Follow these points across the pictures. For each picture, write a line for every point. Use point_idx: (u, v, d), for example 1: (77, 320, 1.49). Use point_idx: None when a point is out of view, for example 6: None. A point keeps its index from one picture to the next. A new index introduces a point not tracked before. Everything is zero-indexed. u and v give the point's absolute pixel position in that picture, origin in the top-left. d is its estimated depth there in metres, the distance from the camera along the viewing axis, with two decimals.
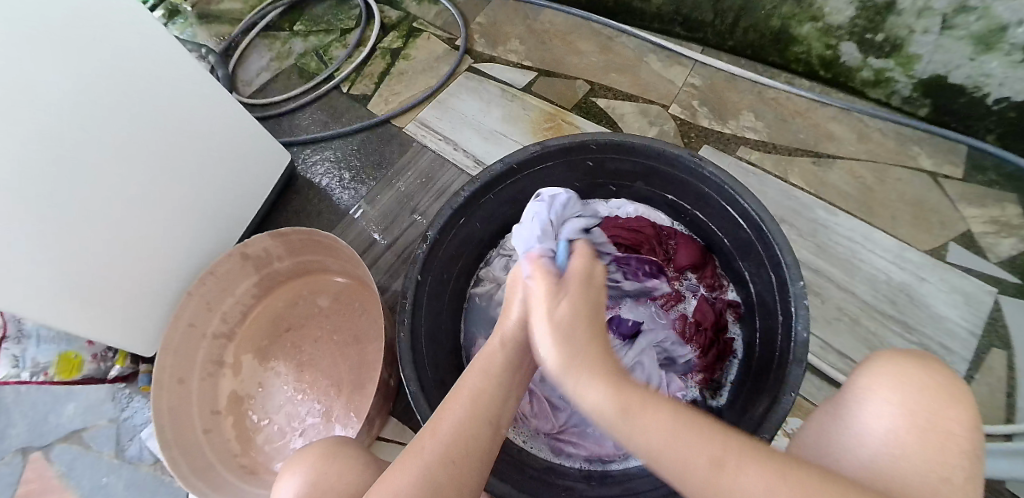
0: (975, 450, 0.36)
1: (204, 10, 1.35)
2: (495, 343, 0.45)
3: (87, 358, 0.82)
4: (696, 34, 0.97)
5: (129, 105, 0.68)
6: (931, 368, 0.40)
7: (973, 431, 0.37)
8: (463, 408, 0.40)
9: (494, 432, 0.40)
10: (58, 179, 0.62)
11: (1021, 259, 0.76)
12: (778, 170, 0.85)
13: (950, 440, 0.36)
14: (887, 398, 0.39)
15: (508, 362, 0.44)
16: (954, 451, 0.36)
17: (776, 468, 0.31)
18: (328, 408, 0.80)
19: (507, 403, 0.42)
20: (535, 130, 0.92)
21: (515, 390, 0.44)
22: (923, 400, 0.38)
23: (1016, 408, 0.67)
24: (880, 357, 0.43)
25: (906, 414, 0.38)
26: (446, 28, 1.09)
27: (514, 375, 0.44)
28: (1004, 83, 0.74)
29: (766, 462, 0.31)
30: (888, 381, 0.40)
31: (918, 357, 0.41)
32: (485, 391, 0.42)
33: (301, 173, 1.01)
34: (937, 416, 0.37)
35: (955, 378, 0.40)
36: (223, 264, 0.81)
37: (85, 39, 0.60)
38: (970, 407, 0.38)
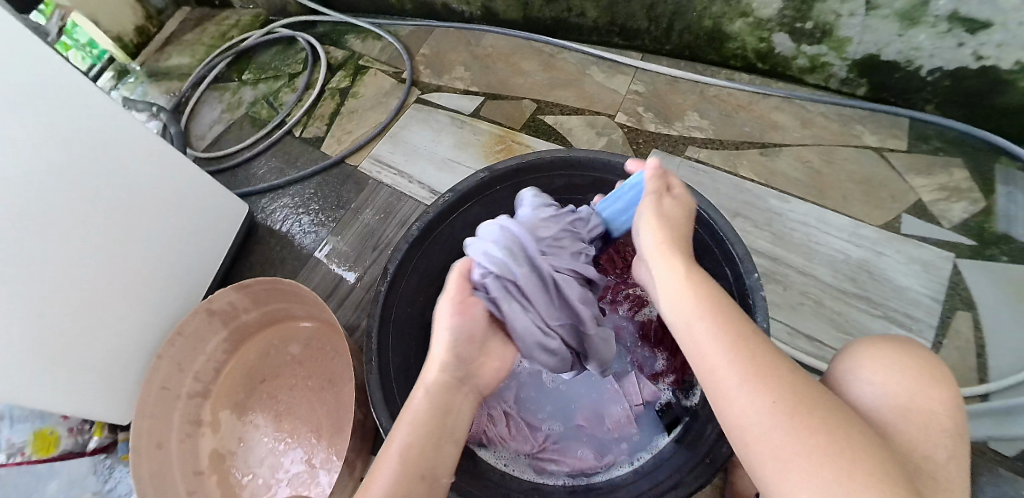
0: (958, 429, 0.38)
1: (152, 68, 1.35)
2: (418, 398, 0.49)
3: (63, 433, 0.79)
4: (634, 42, 0.99)
5: (75, 171, 0.68)
6: (913, 352, 0.41)
7: (953, 410, 0.39)
8: (392, 469, 0.45)
9: (432, 482, 0.46)
10: (27, 236, 0.63)
11: (974, 222, 0.77)
12: (727, 165, 0.87)
13: (934, 419, 0.38)
14: (871, 381, 0.40)
15: (434, 410, 0.48)
16: (937, 430, 0.37)
17: (776, 380, 0.37)
18: (312, 454, 0.79)
19: (442, 452, 0.47)
20: (487, 153, 0.93)
21: (446, 438, 0.48)
22: (906, 383, 0.39)
23: (989, 367, 0.69)
24: (861, 341, 0.44)
25: (890, 397, 0.39)
26: (391, 62, 1.11)
27: (442, 419, 0.48)
28: (934, 55, 0.77)
29: (770, 374, 0.37)
30: (869, 365, 0.41)
31: (897, 340, 0.43)
32: (412, 450, 0.46)
33: (261, 221, 1.01)
34: (919, 397, 0.39)
35: (934, 357, 0.41)
36: (191, 322, 0.80)
37: (21, 105, 0.60)
38: (949, 387, 0.39)
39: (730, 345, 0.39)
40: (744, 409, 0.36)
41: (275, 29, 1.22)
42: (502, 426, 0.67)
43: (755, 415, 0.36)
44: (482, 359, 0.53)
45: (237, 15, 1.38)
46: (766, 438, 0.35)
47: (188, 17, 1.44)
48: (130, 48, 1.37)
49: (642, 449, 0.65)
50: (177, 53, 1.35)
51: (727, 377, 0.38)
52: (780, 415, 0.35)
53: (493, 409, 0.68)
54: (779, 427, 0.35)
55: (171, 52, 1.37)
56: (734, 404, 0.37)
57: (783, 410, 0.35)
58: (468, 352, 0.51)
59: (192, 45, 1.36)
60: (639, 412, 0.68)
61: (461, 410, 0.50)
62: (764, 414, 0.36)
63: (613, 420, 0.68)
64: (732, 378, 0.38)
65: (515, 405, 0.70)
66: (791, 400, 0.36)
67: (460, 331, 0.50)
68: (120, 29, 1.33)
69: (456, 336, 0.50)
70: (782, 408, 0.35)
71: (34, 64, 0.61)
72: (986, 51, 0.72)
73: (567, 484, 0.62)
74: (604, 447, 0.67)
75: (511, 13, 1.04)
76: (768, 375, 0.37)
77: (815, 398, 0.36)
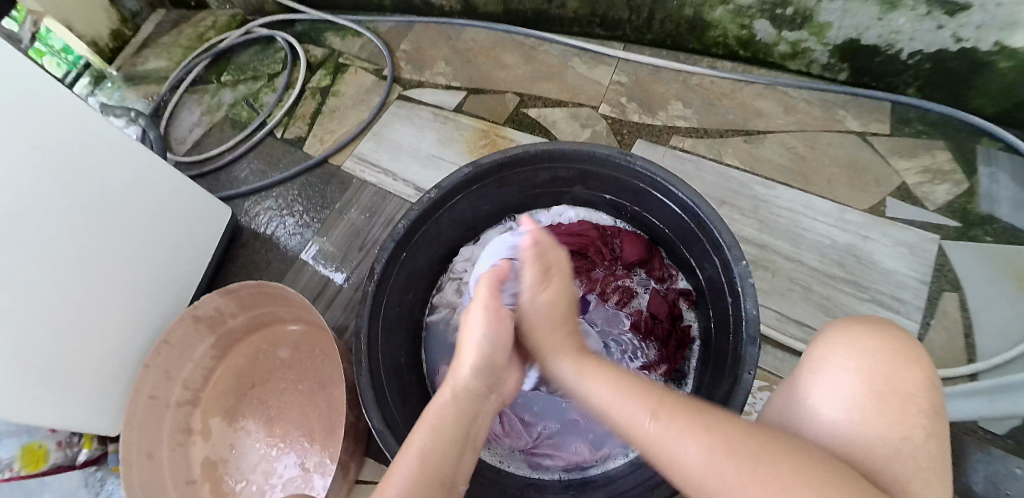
0: (935, 407, 0.37)
1: (130, 72, 1.32)
2: (446, 394, 0.48)
3: (52, 446, 0.77)
4: (615, 32, 0.99)
5: (56, 180, 0.66)
6: (886, 333, 0.40)
7: (929, 390, 0.38)
8: (410, 469, 0.41)
9: (450, 490, 0.42)
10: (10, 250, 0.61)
11: (958, 203, 0.78)
12: (712, 153, 0.87)
13: (910, 400, 0.37)
14: (845, 365, 0.39)
15: (459, 413, 0.46)
16: (914, 411, 0.36)
17: (701, 422, 0.37)
18: (305, 457, 0.78)
19: (462, 459, 0.44)
20: (471, 149, 0.92)
21: (468, 444, 0.46)
22: (881, 367, 0.38)
23: (976, 347, 0.69)
24: (832, 325, 0.43)
25: (865, 382, 0.37)
26: (372, 59, 1.09)
27: (467, 426, 0.46)
28: (914, 38, 0.77)
29: (694, 421, 0.37)
30: (844, 348, 0.40)
31: (868, 320, 0.42)
32: (436, 452, 0.43)
33: (245, 224, 0.99)
34: (894, 379, 0.37)
35: (909, 337, 0.40)
36: (177, 330, 0.78)
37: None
38: (925, 368, 0.38)
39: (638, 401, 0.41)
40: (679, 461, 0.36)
41: (251, 28, 1.19)
42: (495, 422, 0.67)
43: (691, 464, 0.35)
44: (507, 370, 0.53)
45: (214, 15, 1.35)
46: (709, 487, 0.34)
47: (164, 19, 1.42)
48: (106, 53, 1.35)
49: None
50: (154, 57, 1.33)
51: (648, 428, 0.38)
52: (714, 460, 0.34)
53: None
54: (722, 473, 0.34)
55: (148, 55, 1.34)
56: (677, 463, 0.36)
57: (715, 447, 0.35)
58: (497, 360, 0.51)
59: (169, 48, 1.33)
60: None
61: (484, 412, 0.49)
62: (704, 463, 0.35)
63: None
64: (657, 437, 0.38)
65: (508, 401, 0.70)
66: (719, 436, 0.35)
67: (494, 342, 0.50)
68: (95, 34, 1.32)
69: (492, 342, 0.50)
70: (713, 447, 0.35)
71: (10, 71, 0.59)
72: (966, 33, 0.73)
73: (563, 478, 0.63)
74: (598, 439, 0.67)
75: (491, 7, 1.03)
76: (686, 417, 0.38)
77: (736, 427, 0.36)
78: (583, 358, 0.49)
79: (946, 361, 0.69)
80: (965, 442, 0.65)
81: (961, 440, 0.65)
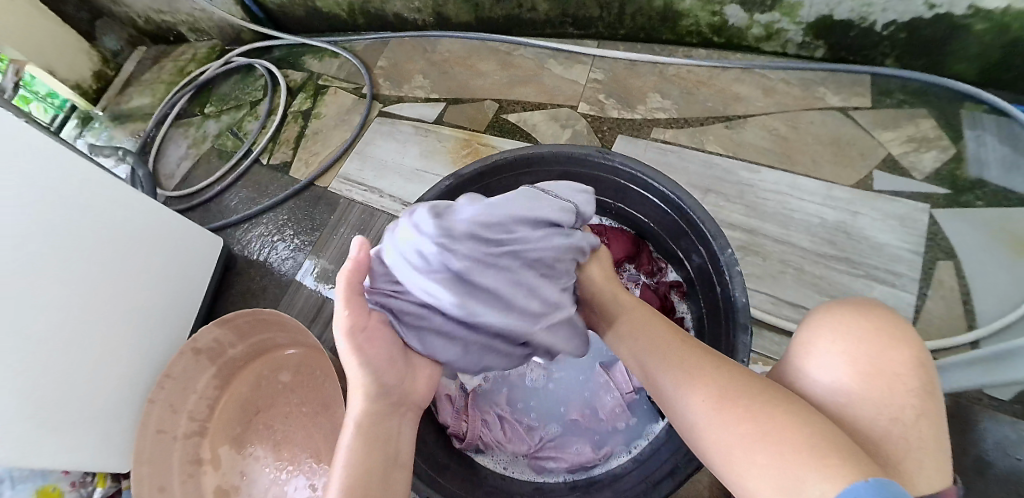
0: (925, 386, 0.38)
1: (115, 111, 1.33)
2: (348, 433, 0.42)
3: (67, 487, 0.77)
4: (588, 31, 0.99)
5: (49, 223, 0.67)
6: (870, 314, 0.41)
7: (918, 367, 0.38)
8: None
9: None
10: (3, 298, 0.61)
11: (945, 170, 0.78)
12: (694, 142, 0.87)
13: (897, 380, 0.38)
14: (831, 349, 0.40)
15: (371, 441, 0.42)
16: (902, 391, 0.37)
17: (712, 378, 0.41)
18: (315, 479, 0.79)
19: (394, 481, 0.42)
20: (455, 159, 0.93)
21: (395, 462, 0.43)
22: (866, 348, 0.39)
23: (975, 313, 0.69)
24: (818, 310, 0.43)
25: (851, 365, 0.39)
26: (350, 78, 1.10)
27: (387, 447, 0.43)
28: (887, 8, 0.77)
29: (707, 377, 0.42)
30: (829, 332, 0.40)
31: (855, 303, 0.42)
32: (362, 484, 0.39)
33: (238, 253, 1.00)
34: (880, 360, 0.38)
35: (896, 317, 0.41)
36: (178, 363, 0.78)
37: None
38: (912, 346, 0.39)
39: (666, 361, 0.45)
40: (684, 413, 0.41)
41: (231, 58, 1.20)
42: (497, 429, 0.67)
43: (692, 414, 0.41)
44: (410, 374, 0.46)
45: (193, 48, 1.36)
46: (706, 433, 0.39)
47: (144, 57, 1.44)
48: (91, 94, 1.37)
49: (636, 437, 0.66)
50: (137, 94, 1.34)
51: (665, 386, 0.44)
52: (713, 409, 0.39)
53: (488, 415, 0.68)
54: (717, 418, 0.39)
55: (131, 93, 1.36)
56: (685, 414, 0.42)
57: (717, 400, 0.39)
58: (392, 377, 0.45)
59: (151, 84, 1.34)
60: (632, 399, 0.67)
61: (394, 430, 0.45)
62: (705, 415, 0.40)
63: (606, 410, 0.68)
64: (671, 390, 0.43)
65: (508, 408, 0.70)
66: (723, 390, 0.40)
67: (377, 365, 0.44)
68: (78, 77, 1.33)
69: (375, 368, 0.44)
70: (715, 400, 0.40)
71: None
72: None
73: (567, 480, 0.63)
74: (600, 439, 0.67)
75: (463, 16, 1.04)
76: (699, 374, 0.42)
77: (747, 384, 0.40)
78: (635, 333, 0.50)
79: (947, 329, 0.69)
80: (972, 409, 0.65)
81: (969, 408, 0.64)
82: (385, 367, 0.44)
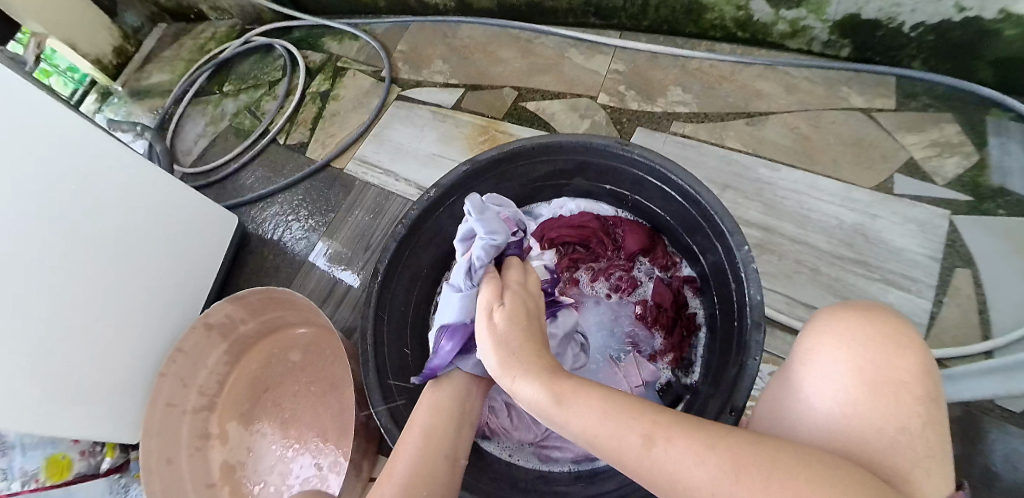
0: (930, 394, 0.37)
1: (134, 87, 1.34)
2: (441, 381, 0.52)
3: (76, 456, 0.78)
4: (611, 21, 0.98)
5: (68, 194, 0.68)
6: (875, 318, 0.40)
7: (924, 377, 0.37)
8: (415, 444, 0.46)
9: (452, 462, 0.46)
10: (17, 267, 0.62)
11: (968, 176, 0.76)
12: (714, 138, 0.86)
13: (903, 388, 0.36)
14: (834, 356, 0.39)
15: (455, 397, 0.51)
16: (908, 399, 0.36)
17: (710, 442, 0.31)
18: (320, 459, 0.79)
19: (463, 437, 0.49)
20: (471, 146, 0.93)
21: (465, 422, 0.50)
22: (871, 354, 0.38)
23: (991, 323, 0.68)
24: (821, 315, 0.43)
25: (854, 371, 0.38)
26: (369, 62, 1.10)
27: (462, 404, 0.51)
28: (916, 9, 0.75)
29: (696, 435, 0.31)
30: (831, 339, 0.40)
31: (860, 307, 0.42)
32: (435, 427, 0.47)
33: (253, 231, 1.01)
34: (887, 368, 0.37)
35: (902, 322, 0.40)
36: (189, 339, 0.80)
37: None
38: (918, 352, 0.38)
39: (632, 416, 0.33)
40: (695, 489, 0.30)
41: (251, 38, 1.20)
42: (504, 416, 0.68)
43: (708, 489, 0.29)
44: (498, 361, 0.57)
45: (214, 27, 1.37)
46: None
47: (165, 34, 1.44)
48: (111, 69, 1.38)
49: None
50: (157, 71, 1.35)
51: (651, 448, 0.32)
52: (729, 484, 0.29)
53: (493, 402, 0.68)
54: (748, 495, 0.28)
55: (151, 69, 1.36)
56: (684, 489, 0.30)
57: (730, 465, 0.29)
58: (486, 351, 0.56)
59: (171, 61, 1.35)
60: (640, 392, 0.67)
61: (474, 400, 0.53)
62: (718, 488, 0.29)
63: None
64: (662, 455, 0.31)
65: (515, 395, 0.69)
66: (732, 452, 0.30)
67: None
68: (99, 52, 1.34)
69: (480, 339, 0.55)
70: (729, 465, 0.29)
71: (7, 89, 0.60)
72: (968, 1, 0.71)
73: (572, 471, 0.63)
74: None
75: (485, 2, 1.03)
76: (696, 437, 0.31)
77: (746, 443, 0.30)
78: (553, 373, 0.39)
79: (961, 338, 0.68)
80: (981, 419, 0.64)
81: (980, 418, 0.64)
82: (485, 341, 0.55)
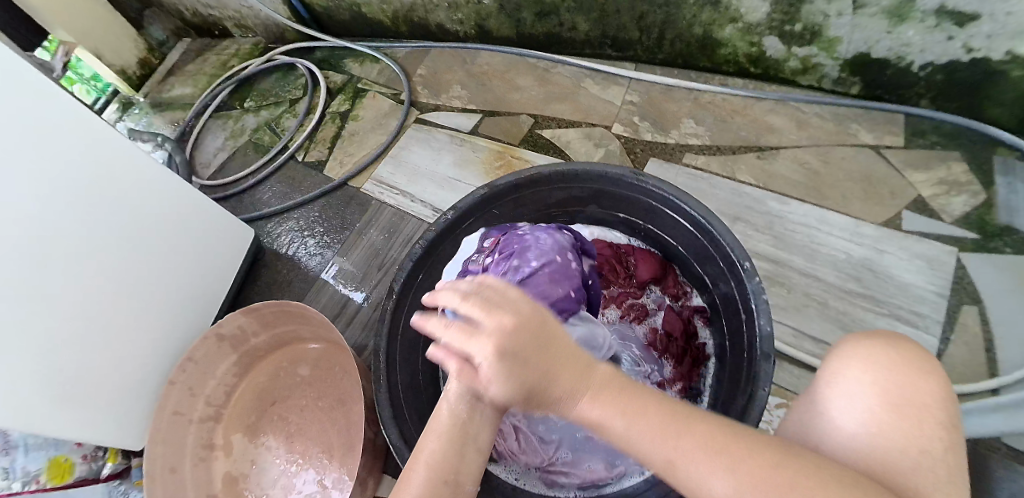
0: (951, 420, 0.37)
1: (156, 99, 1.38)
2: (444, 406, 0.49)
3: (79, 460, 0.79)
4: (627, 53, 1.01)
5: (92, 204, 0.70)
6: (897, 343, 0.40)
7: (945, 401, 0.38)
8: (419, 478, 0.44)
9: (456, 488, 0.45)
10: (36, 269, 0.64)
11: (975, 214, 0.77)
12: (725, 170, 0.88)
13: (925, 413, 0.37)
14: (859, 379, 0.39)
15: (457, 417, 0.48)
16: (929, 424, 0.36)
17: (723, 449, 0.34)
18: (324, 475, 0.79)
19: (465, 458, 0.47)
20: (487, 170, 0.95)
21: (472, 443, 0.48)
22: (896, 378, 0.38)
23: (998, 361, 0.68)
24: (845, 339, 0.43)
25: (881, 394, 0.38)
26: (390, 84, 1.13)
27: (467, 426, 0.48)
28: (925, 49, 0.77)
29: (717, 449, 0.34)
30: (858, 362, 0.40)
31: (883, 336, 0.42)
32: (439, 457, 0.46)
33: (268, 246, 1.03)
34: (911, 392, 0.37)
35: (920, 349, 0.40)
36: (201, 348, 0.81)
37: (11, 135, 0.59)
38: (939, 378, 0.38)
39: (662, 431, 0.36)
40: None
41: (274, 56, 1.24)
42: (513, 439, 0.68)
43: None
44: None
45: (237, 43, 1.40)
46: None
47: (189, 48, 1.48)
48: (134, 80, 1.42)
49: None
50: (179, 83, 1.39)
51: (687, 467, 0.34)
52: (743, 493, 0.32)
53: (502, 424, 0.68)
54: None
55: (173, 82, 1.40)
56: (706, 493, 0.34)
57: (740, 487, 0.32)
58: None
59: (194, 75, 1.39)
60: None
61: (485, 420, 0.49)
62: None
63: None
64: (687, 470, 0.34)
65: (523, 419, 0.70)
66: (746, 473, 0.33)
67: None
68: (124, 62, 1.38)
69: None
70: (741, 484, 0.32)
71: (31, 89, 0.61)
72: (976, 43, 0.73)
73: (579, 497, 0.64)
74: None
75: (505, 31, 1.06)
76: (714, 444, 0.34)
77: (761, 457, 0.33)
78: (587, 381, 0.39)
79: (968, 374, 0.68)
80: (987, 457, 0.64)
81: (986, 455, 0.63)
82: None
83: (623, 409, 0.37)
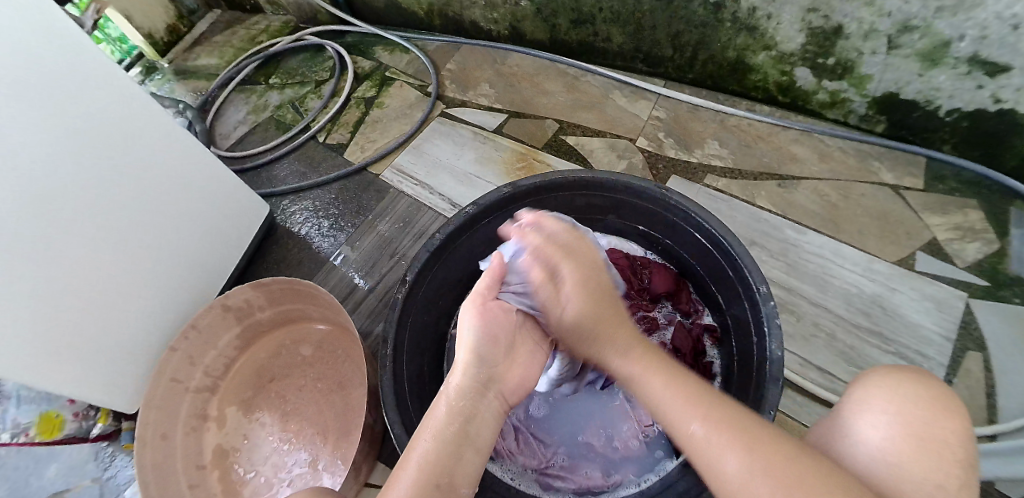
0: (969, 458, 0.39)
1: (181, 66, 1.38)
2: (440, 407, 0.47)
3: (69, 416, 0.78)
4: (657, 69, 1.01)
5: (109, 163, 0.70)
6: (926, 382, 0.42)
7: (965, 441, 0.39)
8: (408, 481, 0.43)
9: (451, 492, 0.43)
10: (46, 225, 0.64)
11: (988, 262, 0.77)
12: (745, 194, 0.88)
13: (945, 449, 0.39)
14: (883, 409, 0.41)
15: (454, 414, 0.46)
16: (950, 460, 0.38)
17: (751, 440, 0.38)
18: (315, 457, 0.79)
19: (462, 460, 0.45)
20: (507, 171, 0.95)
21: (469, 443, 0.46)
22: (921, 413, 0.40)
23: (998, 408, 0.68)
24: (875, 371, 0.45)
25: (903, 426, 0.40)
26: (418, 76, 1.13)
27: (465, 425, 0.46)
28: (954, 95, 0.77)
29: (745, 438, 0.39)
30: (885, 393, 0.42)
31: (910, 372, 0.44)
32: (432, 459, 0.44)
33: (280, 223, 1.03)
34: (933, 427, 0.39)
35: (948, 389, 0.42)
36: (205, 317, 0.81)
37: (28, 89, 0.59)
38: (964, 419, 0.40)
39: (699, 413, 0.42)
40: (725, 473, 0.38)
41: (304, 36, 1.25)
42: (511, 439, 0.68)
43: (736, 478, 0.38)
44: (505, 366, 0.51)
45: (268, 20, 1.41)
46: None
47: (219, 19, 1.49)
48: (161, 45, 1.42)
49: (649, 471, 0.65)
50: (206, 53, 1.39)
51: (707, 442, 0.40)
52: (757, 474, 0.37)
53: (503, 423, 0.68)
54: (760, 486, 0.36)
55: (199, 52, 1.40)
56: (721, 471, 0.39)
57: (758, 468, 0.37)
58: (491, 353, 0.51)
59: (222, 46, 1.39)
60: (650, 435, 0.68)
61: (483, 421, 0.48)
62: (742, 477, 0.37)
63: (621, 439, 0.68)
64: (709, 447, 0.40)
65: (524, 420, 0.70)
66: (766, 459, 0.37)
67: (482, 338, 0.50)
68: (152, 26, 1.38)
69: (479, 336, 0.51)
70: (759, 466, 0.37)
71: (56, 45, 0.61)
72: (1005, 94, 0.73)
73: None
74: (611, 467, 0.67)
75: (538, 34, 1.07)
76: (745, 438, 0.39)
77: (789, 459, 0.37)
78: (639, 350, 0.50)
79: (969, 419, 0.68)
80: None
81: None
82: (490, 337, 0.51)
83: (677, 387, 0.45)
